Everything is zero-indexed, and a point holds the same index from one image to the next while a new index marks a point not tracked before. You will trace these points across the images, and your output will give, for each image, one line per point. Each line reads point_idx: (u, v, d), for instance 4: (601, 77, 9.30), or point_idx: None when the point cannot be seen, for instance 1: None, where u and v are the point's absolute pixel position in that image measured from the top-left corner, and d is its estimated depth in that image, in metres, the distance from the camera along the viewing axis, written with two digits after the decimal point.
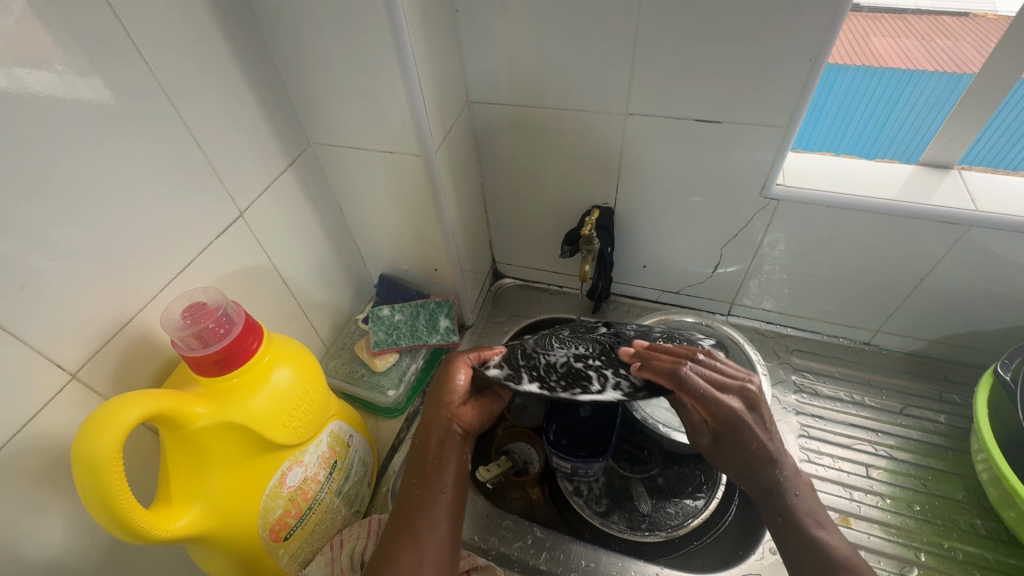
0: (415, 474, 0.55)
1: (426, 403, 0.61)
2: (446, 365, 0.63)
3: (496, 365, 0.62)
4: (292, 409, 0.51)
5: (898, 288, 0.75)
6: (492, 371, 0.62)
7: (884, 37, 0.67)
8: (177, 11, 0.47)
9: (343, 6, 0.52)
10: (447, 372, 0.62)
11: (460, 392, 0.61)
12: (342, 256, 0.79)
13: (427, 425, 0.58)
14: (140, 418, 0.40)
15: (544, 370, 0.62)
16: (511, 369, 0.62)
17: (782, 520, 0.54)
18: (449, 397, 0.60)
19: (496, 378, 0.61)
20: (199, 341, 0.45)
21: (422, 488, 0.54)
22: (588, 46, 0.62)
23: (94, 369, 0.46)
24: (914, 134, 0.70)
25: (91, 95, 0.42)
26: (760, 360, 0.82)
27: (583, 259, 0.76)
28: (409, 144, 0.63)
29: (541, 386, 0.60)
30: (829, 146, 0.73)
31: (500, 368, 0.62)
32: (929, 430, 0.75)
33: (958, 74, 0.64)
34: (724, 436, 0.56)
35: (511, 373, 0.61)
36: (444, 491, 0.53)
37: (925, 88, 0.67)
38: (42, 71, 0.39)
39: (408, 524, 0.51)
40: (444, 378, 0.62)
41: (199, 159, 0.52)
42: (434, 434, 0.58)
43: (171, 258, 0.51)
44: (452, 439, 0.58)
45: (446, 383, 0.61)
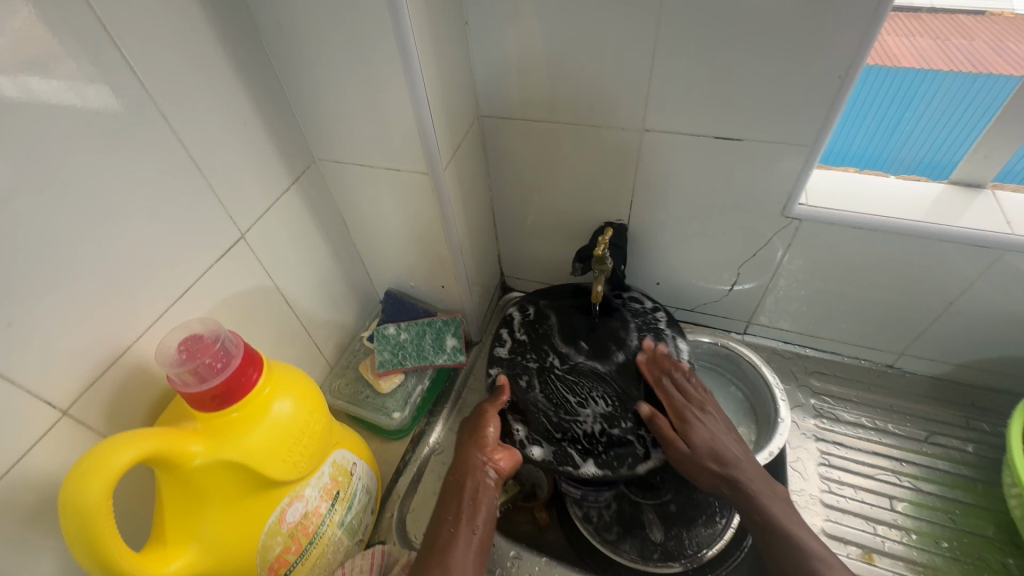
0: (450, 512, 0.58)
1: (458, 450, 0.63)
2: (475, 416, 0.66)
3: (535, 445, 0.64)
4: (293, 444, 0.49)
5: (925, 311, 0.71)
6: (537, 453, 0.64)
7: (899, 37, 0.61)
8: (176, 28, 0.45)
9: (348, 21, 0.49)
10: (478, 422, 0.65)
11: (493, 438, 0.63)
12: (348, 272, 0.77)
13: (462, 467, 0.61)
14: (132, 461, 0.39)
15: (585, 442, 0.64)
16: (556, 450, 0.64)
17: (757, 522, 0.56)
18: (482, 441, 0.63)
19: (547, 462, 0.63)
20: (196, 376, 0.44)
21: (454, 526, 0.57)
22: (602, 60, 0.60)
23: (86, 404, 0.44)
24: (931, 133, 0.64)
25: (100, 101, 0.41)
26: (778, 383, 0.78)
27: (595, 279, 0.70)
28: (417, 162, 0.60)
29: (597, 466, 0.62)
30: (842, 143, 0.69)
31: (542, 448, 0.64)
32: (957, 460, 0.72)
33: (978, 75, 0.58)
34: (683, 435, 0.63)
35: (556, 453, 0.64)
36: (475, 533, 0.57)
37: (939, 92, 0.60)
38: (51, 78, 0.38)
39: (438, 555, 0.54)
40: (476, 424, 0.65)
41: (199, 180, 0.50)
42: (469, 478, 0.60)
43: (168, 284, 0.50)
44: (488, 485, 0.60)
45: (477, 430, 0.64)
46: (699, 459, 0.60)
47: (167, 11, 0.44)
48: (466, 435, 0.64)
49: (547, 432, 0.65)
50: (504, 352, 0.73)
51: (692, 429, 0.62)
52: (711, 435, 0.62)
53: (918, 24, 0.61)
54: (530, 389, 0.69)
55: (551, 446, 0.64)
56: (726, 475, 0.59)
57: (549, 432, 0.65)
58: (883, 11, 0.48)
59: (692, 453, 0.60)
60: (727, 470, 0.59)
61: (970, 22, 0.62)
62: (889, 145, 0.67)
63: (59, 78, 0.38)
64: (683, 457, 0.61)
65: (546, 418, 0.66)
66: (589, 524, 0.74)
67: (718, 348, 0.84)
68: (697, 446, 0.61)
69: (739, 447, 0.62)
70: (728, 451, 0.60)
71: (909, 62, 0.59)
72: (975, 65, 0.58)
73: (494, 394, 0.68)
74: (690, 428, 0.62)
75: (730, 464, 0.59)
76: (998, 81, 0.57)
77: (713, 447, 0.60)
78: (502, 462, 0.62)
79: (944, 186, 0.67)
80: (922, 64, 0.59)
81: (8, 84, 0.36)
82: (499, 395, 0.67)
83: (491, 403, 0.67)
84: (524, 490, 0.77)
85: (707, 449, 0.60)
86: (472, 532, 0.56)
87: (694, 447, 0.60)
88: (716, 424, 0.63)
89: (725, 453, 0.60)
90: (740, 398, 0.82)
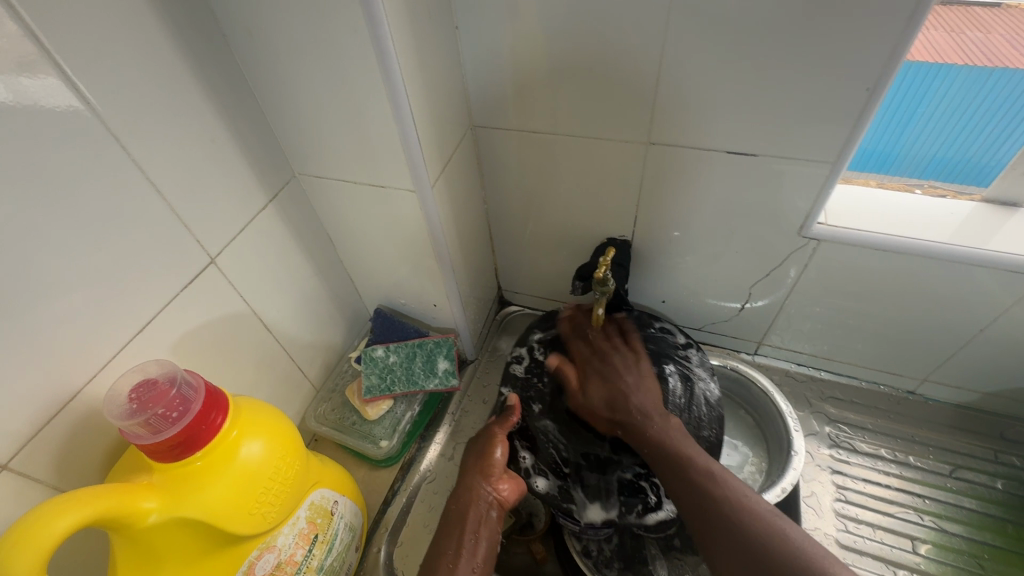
0: (450, 543, 0.53)
1: (462, 476, 0.59)
2: (483, 437, 0.62)
3: (540, 476, 0.61)
4: (261, 493, 0.46)
5: (953, 337, 0.66)
6: (541, 485, 0.60)
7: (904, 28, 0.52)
8: (129, 39, 0.41)
9: (322, 28, 0.45)
10: (485, 444, 0.60)
11: (499, 464, 0.59)
12: (335, 291, 0.73)
13: (466, 494, 0.56)
14: (71, 528, 0.36)
15: (594, 476, 0.60)
16: (561, 484, 0.60)
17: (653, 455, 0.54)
18: (488, 468, 0.58)
19: (549, 496, 0.60)
20: (149, 428, 0.40)
21: (452, 561, 0.52)
22: (602, 71, 0.55)
23: (30, 456, 0.41)
24: (938, 133, 0.57)
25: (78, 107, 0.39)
26: (793, 412, 0.73)
27: (596, 301, 0.65)
28: (403, 179, 0.56)
29: (603, 507, 0.59)
30: None
31: (547, 480, 0.61)
32: (983, 498, 0.69)
33: (991, 68, 0.51)
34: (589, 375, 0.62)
35: (561, 487, 0.60)
36: (476, 569, 0.52)
37: (952, 88, 0.53)
38: (30, 83, 0.36)
39: None
40: (482, 448, 0.60)
41: (159, 204, 0.46)
42: (473, 509, 0.55)
43: (124, 320, 0.46)
44: (491, 518, 0.55)
45: (483, 454, 0.60)
46: (594, 409, 0.59)
47: (120, 23, 0.40)
48: (472, 458, 0.60)
49: (554, 463, 0.61)
50: (521, 371, 0.67)
51: (590, 380, 0.61)
52: (607, 380, 0.60)
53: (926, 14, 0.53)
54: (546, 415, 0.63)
55: (556, 480, 0.60)
56: (619, 416, 0.57)
57: (559, 465, 0.61)
58: (918, 20, 0.43)
59: (589, 402, 0.60)
60: (619, 412, 0.58)
61: (986, 15, 0.52)
62: (898, 146, 0.59)
63: (41, 78, 0.36)
64: (580, 407, 0.60)
65: (558, 446, 0.61)
66: (588, 561, 0.68)
67: (727, 370, 0.79)
68: (593, 396, 0.60)
69: (643, 391, 0.59)
70: (625, 397, 0.58)
71: (923, 54, 0.52)
72: (992, 57, 0.51)
73: (503, 414, 0.63)
74: (589, 379, 0.61)
75: (623, 406, 0.58)
76: (1015, 74, 0.50)
77: (609, 394, 0.59)
78: (507, 491, 0.57)
79: (977, 204, 0.61)
80: (934, 57, 0.52)
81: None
82: (507, 416, 0.63)
83: (499, 424, 0.62)
84: (521, 521, 0.73)
85: (601, 398, 0.59)
86: (472, 567, 0.52)
87: (588, 397, 0.60)
88: (619, 371, 0.61)
89: (620, 397, 0.58)
90: (750, 425, 0.77)
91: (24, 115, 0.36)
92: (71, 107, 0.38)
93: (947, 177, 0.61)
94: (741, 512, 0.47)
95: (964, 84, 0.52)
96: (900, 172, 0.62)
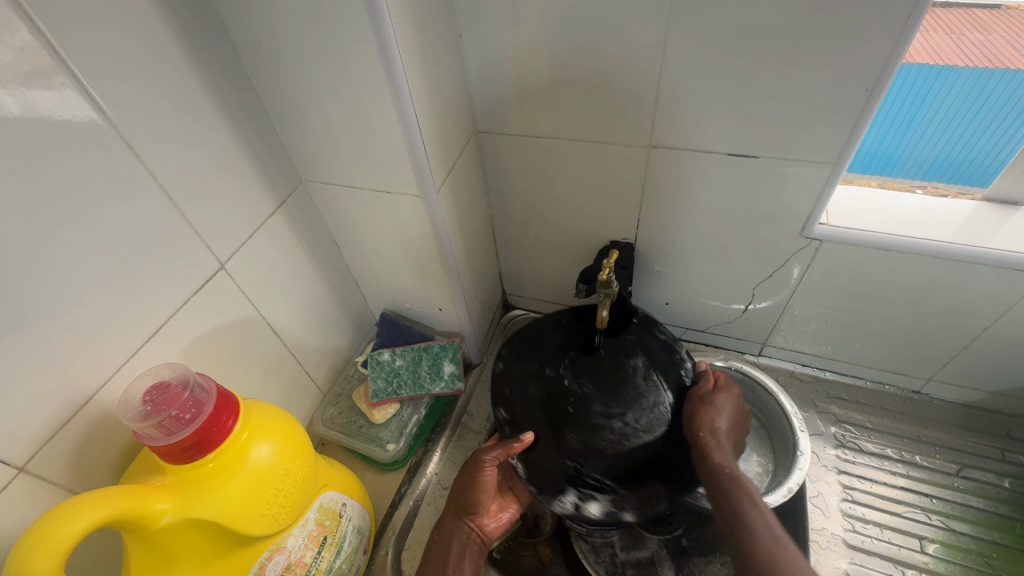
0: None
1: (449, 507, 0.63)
2: (472, 464, 0.62)
3: (591, 500, 0.56)
4: (272, 494, 0.47)
5: (957, 337, 0.67)
6: (593, 508, 0.57)
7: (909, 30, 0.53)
8: (145, 52, 0.42)
9: (331, 38, 0.46)
10: (472, 476, 0.61)
11: (487, 495, 0.62)
12: (341, 297, 0.74)
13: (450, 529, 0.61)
14: (90, 526, 0.37)
15: (640, 483, 0.55)
16: (614, 498, 0.55)
17: (727, 471, 0.53)
18: (475, 505, 0.62)
19: (607, 513, 0.56)
20: (162, 429, 0.41)
21: None
22: (604, 77, 0.56)
23: (46, 459, 0.42)
24: (941, 135, 0.57)
25: (91, 116, 0.40)
26: (797, 412, 0.73)
27: (599, 305, 0.61)
28: (409, 185, 0.57)
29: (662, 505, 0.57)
30: None
31: (598, 502, 0.56)
32: (990, 496, 0.69)
33: (993, 70, 0.51)
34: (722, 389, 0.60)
35: (615, 502, 0.55)
36: None
37: (952, 90, 0.53)
38: (48, 93, 0.37)
39: None
40: (470, 477, 0.62)
41: (171, 211, 0.47)
42: (456, 540, 0.60)
43: (136, 325, 0.47)
44: (475, 554, 0.60)
45: (470, 488, 0.62)
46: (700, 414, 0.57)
47: (134, 35, 0.41)
48: (459, 494, 0.62)
49: (598, 484, 0.55)
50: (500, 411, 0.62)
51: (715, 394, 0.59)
52: (707, 403, 0.57)
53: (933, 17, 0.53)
54: (579, 454, 0.55)
55: (609, 498, 0.55)
56: (708, 433, 0.55)
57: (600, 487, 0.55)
58: (914, 22, 0.44)
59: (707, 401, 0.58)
60: (720, 435, 0.56)
61: (987, 16, 0.54)
62: (898, 147, 0.60)
63: (53, 88, 0.37)
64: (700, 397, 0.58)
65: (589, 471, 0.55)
66: (596, 562, 0.68)
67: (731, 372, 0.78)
68: (721, 406, 0.58)
69: (730, 419, 0.58)
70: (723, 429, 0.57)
71: (923, 56, 0.53)
72: (994, 59, 0.51)
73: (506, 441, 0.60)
74: (721, 396, 0.59)
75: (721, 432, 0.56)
76: (1016, 76, 0.51)
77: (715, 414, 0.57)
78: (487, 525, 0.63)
79: (978, 203, 0.61)
80: (934, 59, 0.52)
81: (9, 99, 0.35)
82: (515, 444, 0.58)
83: (500, 450, 0.59)
84: (527, 524, 0.73)
85: (718, 406, 0.58)
86: None
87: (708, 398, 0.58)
88: (727, 404, 0.59)
89: (714, 422, 0.56)
90: (754, 426, 0.78)
91: (43, 125, 0.37)
92: (88, 118, 0.40)
93: (949, 178, 0.61)
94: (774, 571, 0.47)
95: (966, 87, 0.53)
96: (902, 173, 0.62)
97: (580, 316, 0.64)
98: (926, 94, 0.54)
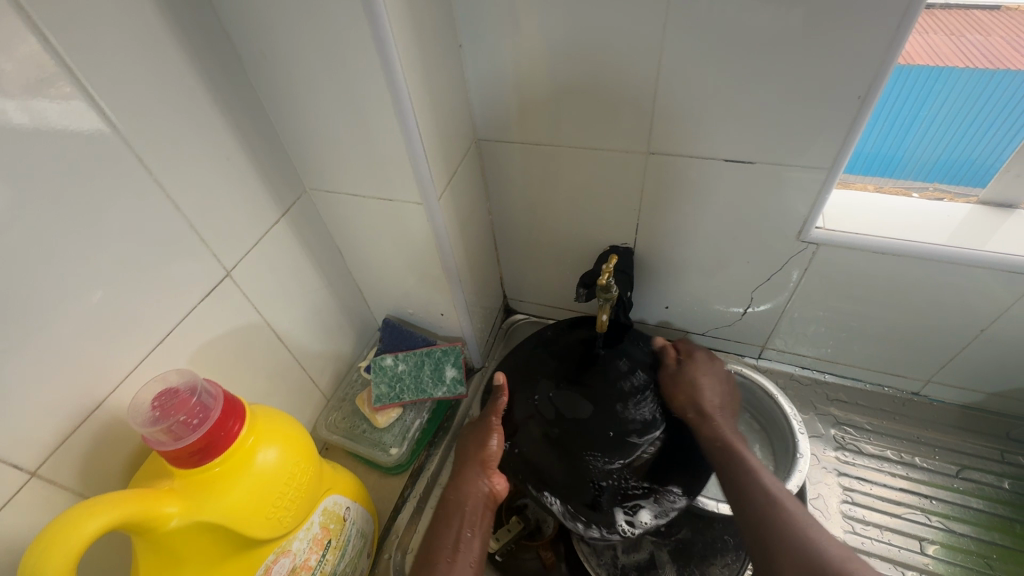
0: (448, 538, 0.58)
1: (461, 469, 0.63)
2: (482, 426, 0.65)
3: (639, 508, 0.58)
4: (277, 498, 0.48)
5: (954, 339, 0.67)
6: (646, 517, 0.57)
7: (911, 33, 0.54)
8: (151, 65, 0.43)
9: (333, 49, 0.47)
10: (482, 435, 0.64)
11: (494, 457, 0.63)
12: (345, 302, 0.75)
13: (464, 488, 0.61)
14: (100, 530, 0.37)
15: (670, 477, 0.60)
16: (657, 500, 0.58)
17: (719, 443, 0.60)
18: (488, 460, 0.62)
19: (659, 519, 0.57)
20: (171, 435, 0.42)
21: (451, 557, 0.56)
22: (601, 85, 0.57)
23: (57, 464, 0.43)
24: (942, 135, 0.58)
25: (95, 126, 0.41)
26: (796, 414, 0.74)
27: (600, 307, 0.66)
28: (410, 192, 0.58)
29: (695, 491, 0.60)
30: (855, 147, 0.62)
31: (646, 510, 0.58)
32: (990, 497, 0.69)
33: (993, 70, 0.52)
34: (693, 361, 0.68)
35: (659, 503, 0.58)
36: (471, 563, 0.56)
37: (953, 90, 0.54)
38: (57, 104, 0.38)
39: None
40: (480, 439, 0.64)
41: (177, 219, 0.48)
42: (471, 501, 0.61)
43: (144, 332, 0.48)
44: (485, 513, 0.61)
45: (482, 444, 0.63)
46: (680, 388, 0.65)
47: (141, 48, 0.42)
48: (469, 452, 0.64)
49: (634, 488, 0.59)
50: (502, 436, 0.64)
51: (687, 363, 0.67)
52: (678, 379, 0.66)
53: (933, 20, 0.54)
54: (605, 472, 0.59)
55: (653, 500, 0.58)
56: (692, 408, 0.64)
57: (643, 493, 0.58)
58: (904, 29, 0.45)
59: (681, 376, 0.66)
60: (702, 404, 0.64)
61: (986, 18, 0.55)
62: (900, 148, 0.61)
63: (61, 98, 0.38)
64: (674, 376, 0.66)
65: (622, 482, 0.59)
66: (598, 564, 0.68)
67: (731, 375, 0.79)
68: (696, 382, 0.65)
69: (716, 391, 0.65)
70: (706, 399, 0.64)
71: (923, 58, 0.53)
72: (994, 60, 0.52)
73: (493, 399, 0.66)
74: (694, 371, 0.66)
75: (705, 400, 0.64)
76: (1015, 76, 0.52)
77: (697, 385, 0.65)
78: (499, 484, 0.62)
79: (972, 206, 0.62)
80: (934, 61, 0.53)
81: (19, 112, 0.36)
82: (496, 403, 0.66)
83: (493, 413, 0.65)
84: (529, 527, 0.73)
85: (690, 380, 0.66)
86: (468, 559, 0.57)
87: (682, 372, 0.66)
88: (710, 372, 0.67)
89: (694, 394, 0.64)
90: (755, 428, 0.78)
91: (53, 137, 0.38)
92: (95, 127, 0.41)
93: (951, 178, 0.62)
94: (773, 526, 0.52)
95: (967, 87, 0.54)
96: (905, 174, 0.63)
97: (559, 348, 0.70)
98: (928, 94, 0.55)
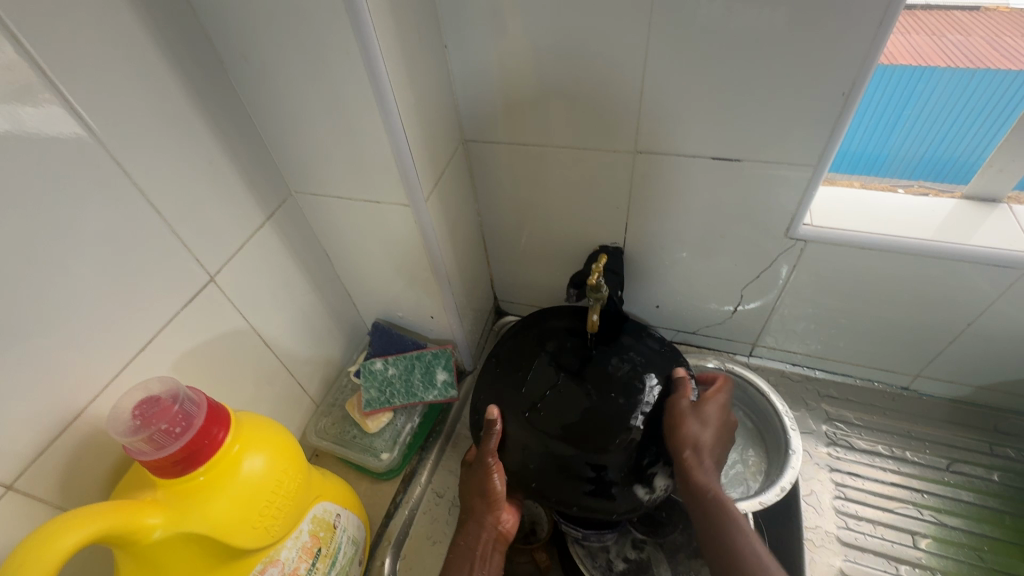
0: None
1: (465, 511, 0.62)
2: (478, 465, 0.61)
3: (658, 477, 0.58)
4: (264, 506, 0.47)
5: (942, 333, 0.68)
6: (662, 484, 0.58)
7: (893, 33, 0.56)
8: (130, 70, 0.43)
9: (315, 49, 0.46)
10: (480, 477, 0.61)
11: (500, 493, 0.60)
12: (333, 307, 0.74)
13: (470, 533, 0.61)
14: (80, 542, 0.36)
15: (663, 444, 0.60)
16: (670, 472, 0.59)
17: (709, 498, 0.54)
18: (493, 503, 0.61)
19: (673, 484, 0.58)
20: (152, 444, 0.41)
21: None
22: (588, 85, 0.57)
23: (36, 477, 0.42)
24: (928, 132, 0.58)
25: (70, 131, 0.39)
26: (788, 412, 0.74)
27: (590, 308, 0.66)
28: (397, 194, 0.58)
29: None
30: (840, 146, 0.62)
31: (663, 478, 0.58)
32: (980, 490, 0.69)
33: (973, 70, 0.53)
34: (714, 402, 0.61)
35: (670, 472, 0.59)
36: None
37: (937, 89, 0.55)
38: (32, 108, 0.37)
39: None
40: (481, 480, 0.61)
41: (160, 226, 0.48)
42: (480, 544, 0.60)
43: (124, 342, 0.47)
44: (494, 554, 0.61)
45: (485, 488, 0.61)
46: (692, 424, 0.58)
47: (120, 53, 0.42)
48: (473, 499, 0.62)
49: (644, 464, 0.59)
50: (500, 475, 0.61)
51: (709, 405, 0.60)
52: (694, 414, 0.59)
53: (914, 21, 0.56)
54: (662, 457, 0.59)
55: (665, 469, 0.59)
56: (691, 449, 0.57)
57: (655, 461, 0.59)
58: (888, 26, 0.45)
59: (699, 418, 0.59)
60: (707, 447, 0.57)
61: (965, 19, 0.57)
62: (885, 147, 0.61)
63: (35, 103, 0.37)
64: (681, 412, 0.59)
65: (632, 459, 0.59)
66: (593, 566, 0.68)
67: (723, 374, 0.79)
68: (704, 416, 0.59)
69: (721, 444, 0.59)
70: (716, 447, 0.58)
71: (906, 57, 0.54)
72: (975, 60, 0.53)
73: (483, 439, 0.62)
74: (710, 404, 0.60)
75: (711, 445, 0.57)
76: (997, 75, 0.52)
77: (714, 430, 0.58)
78: (506, 522, 0.62)
79: (957, 202, 0.62)
80: (917, 60, 0.54)
81: None
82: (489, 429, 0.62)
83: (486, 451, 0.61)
84: (524, 530, 0.72)
85: (706, 423, 0.59)
86: None
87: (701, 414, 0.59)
88: (727, 429, 0.60)
89: (704, 433, 0.57)
90: (748, 427, 0.78)
91: (26, 143, 0.37)
92: (72, 132, 0.40)
93: (936, 176, 0.63)
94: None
95: (950, 86, 0.54)
96: (889, 173, 0.63)
97: (514, 352, 0.69)
98: (912, 94, 0.56)
